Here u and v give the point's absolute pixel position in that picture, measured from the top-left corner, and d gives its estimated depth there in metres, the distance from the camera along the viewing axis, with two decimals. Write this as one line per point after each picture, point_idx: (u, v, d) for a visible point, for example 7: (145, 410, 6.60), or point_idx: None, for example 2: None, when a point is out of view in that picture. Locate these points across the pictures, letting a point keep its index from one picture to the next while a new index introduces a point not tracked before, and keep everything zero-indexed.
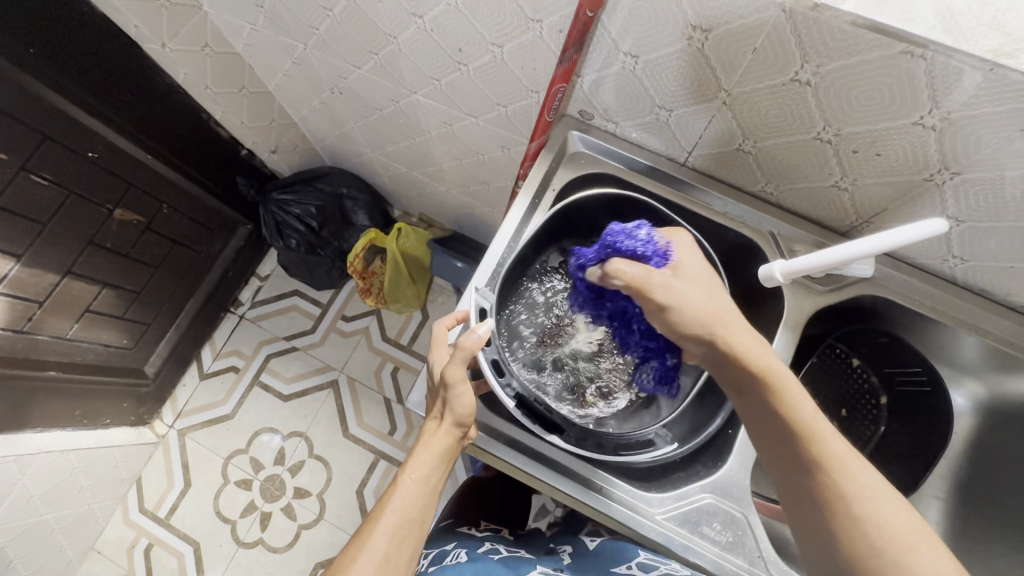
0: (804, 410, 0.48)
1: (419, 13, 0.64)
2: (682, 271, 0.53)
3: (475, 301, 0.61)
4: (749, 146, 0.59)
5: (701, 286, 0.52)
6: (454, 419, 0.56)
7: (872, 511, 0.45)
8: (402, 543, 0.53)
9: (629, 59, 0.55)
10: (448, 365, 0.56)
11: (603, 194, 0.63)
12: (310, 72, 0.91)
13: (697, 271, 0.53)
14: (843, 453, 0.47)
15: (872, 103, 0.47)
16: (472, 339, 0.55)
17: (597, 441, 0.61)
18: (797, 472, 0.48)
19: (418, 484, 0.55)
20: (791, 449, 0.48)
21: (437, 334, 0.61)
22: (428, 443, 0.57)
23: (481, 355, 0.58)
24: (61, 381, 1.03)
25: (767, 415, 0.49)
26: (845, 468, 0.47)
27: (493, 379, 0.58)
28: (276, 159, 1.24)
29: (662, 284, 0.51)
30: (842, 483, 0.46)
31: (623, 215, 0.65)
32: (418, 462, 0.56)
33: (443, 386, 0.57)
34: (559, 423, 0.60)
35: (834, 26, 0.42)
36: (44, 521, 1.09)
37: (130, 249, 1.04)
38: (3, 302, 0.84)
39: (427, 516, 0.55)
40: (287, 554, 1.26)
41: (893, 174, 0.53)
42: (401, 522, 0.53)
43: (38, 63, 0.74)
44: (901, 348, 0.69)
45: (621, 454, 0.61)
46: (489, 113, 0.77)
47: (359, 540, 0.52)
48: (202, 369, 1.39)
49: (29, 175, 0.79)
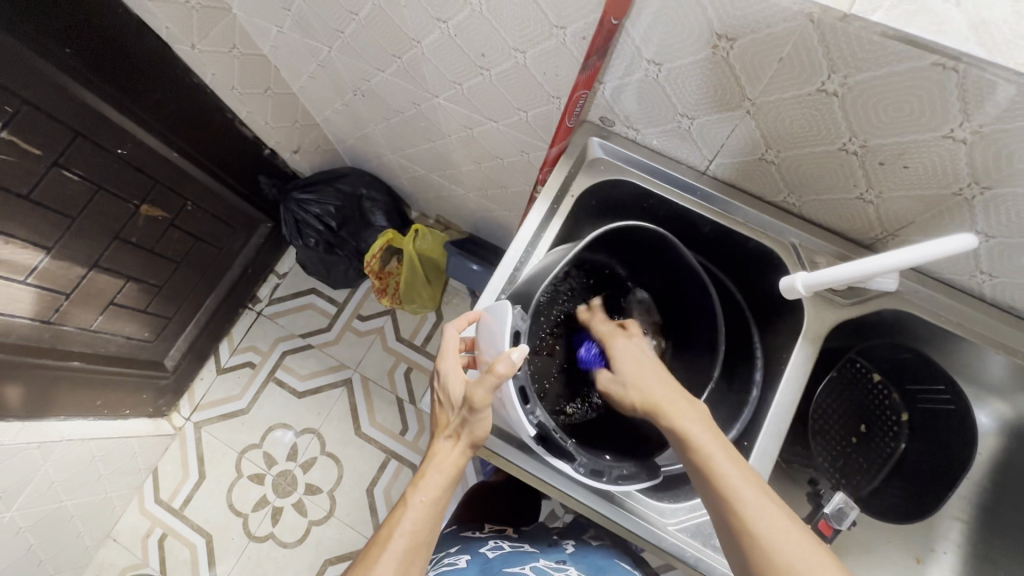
0: (720, 457, 0.50)
1: (443, 19, 0.64)
2: (619, 357, 0.61)
3: (510, 322, 0.56)
4: (772, 156, 0.58)
5: (637, 366, 0.59)
6: (470, 440, 0.59)
7: (789, 558, 0.44)
8: (409, 567, 0.55)
9: (652, 67, 0.55)
10: (474, 388, 0.55)
11: (621, 227, 0.62)
12: (334, 74, 0.92)
13: (638, 357, 0.61)
14: (760, 500, 0.47)
15: (900, 114, 0.46)
16: (506, 365, 0.52)
17: (599, 471, 0.59)
18: (717, 515, 0.49)
19: (428, 507, 0.57)
20: (710, 495, 0.49)
21: (446, 344, 0.60)
22: (441, 464, 0.59)
23: (510, 383, 0.54)
24: (84, 371, 1.06)
25: (689, 464, 0.51)
26: (762, 516, 0.46)
27: (518, 406, 0.55)
28: (298, 159, 1.27)
29: (609, 379, 0.60)
30: (759, 529, 0.46)
31: (636, 240, 0.66)
32: (428, 484, 0.58)
33: (466, 407, 0.58)
34: (571, 451, 0.58)
35: (863, 37, 0.41)
36: (63, 507, 1.12)
37: (155, 244, 1.06)
38: (32, 293, 0.87)
39: (431, 539, 0.58)
40: (296, 550, 1.27)
41: (921, 187, 0.52)
42: (409, 546, 0.55)
43: (73, 62, 0.76)
44: (924, 364, 0.68)
45: (625, 484, 0.58)
46: (510, 118, 0.78)
47: (368, 562, 0.54)
48: (219, 364, 1.41)
49: (62, 170, 0.82)
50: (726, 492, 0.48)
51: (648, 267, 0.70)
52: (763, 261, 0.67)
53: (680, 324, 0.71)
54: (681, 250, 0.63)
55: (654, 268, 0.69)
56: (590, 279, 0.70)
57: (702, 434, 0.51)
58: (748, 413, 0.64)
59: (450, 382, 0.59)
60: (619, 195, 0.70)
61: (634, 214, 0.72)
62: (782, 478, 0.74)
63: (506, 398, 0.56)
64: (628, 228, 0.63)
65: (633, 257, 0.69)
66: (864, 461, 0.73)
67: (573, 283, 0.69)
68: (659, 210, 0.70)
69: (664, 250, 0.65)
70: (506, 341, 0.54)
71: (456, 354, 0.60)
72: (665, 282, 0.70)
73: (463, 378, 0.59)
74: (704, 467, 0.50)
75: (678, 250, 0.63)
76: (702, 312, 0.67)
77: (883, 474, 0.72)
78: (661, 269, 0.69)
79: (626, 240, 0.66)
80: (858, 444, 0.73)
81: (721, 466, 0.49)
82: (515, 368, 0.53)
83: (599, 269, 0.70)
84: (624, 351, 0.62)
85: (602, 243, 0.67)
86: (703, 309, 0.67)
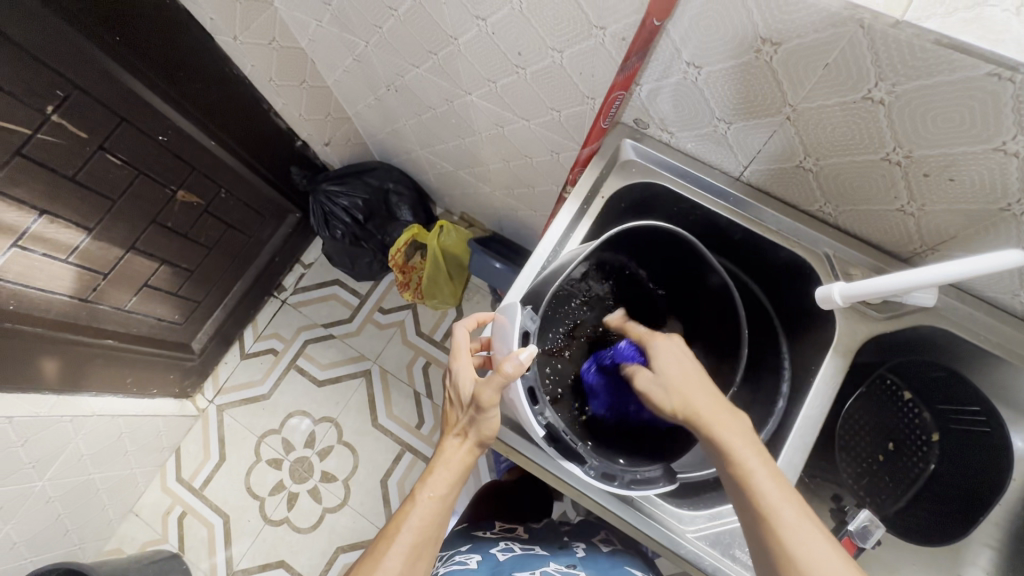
0: (760, 476, 0.49)
1: (482, 16, 0.65)
2: (661, 358, 0.59)
3: (520, 321, 0.56)
4: (811, 164, 0.57)
5: (675, 369, 0.58)
6: (478, 438, 0.59)
7: None
8: (415, 563, 0.55)
9: (692, 70, 0.54)
10: (483, 388, 0.56)
11: (637, 226, 0.62)
12: (369, 69, 0.94)
13: (676, 361, 0.59)
14: (799, 521, 0.47)
15: (949, 125, 0.45)
16: (513, 365, 0.52)
17: (612, 475, 0.58)
18: (752, 531, 0.49)
19: (435, 503, 0.58)
20: (747, 515, 0.49)
21: (456, 342, 0.61)
22: (448, 460, 0.60)
23: (518, 382, 0.55)
24: (117, 350, 1.09)
25: (727, 480, 0.51)
26: (802, 539, 0.46)
27: (528, 408, 0.55)
28: (329, 151, 1.29)
29: (649, 380, 0.58)
30: (798, 554, 0.46)
31: (655, 237, 0.64)
32: (436, 480, 0.59)
33: (474, 405, 0.58)
34: (581, 453, 0.58)
35: (915, 45, 0.40)
36: (91, 480, 1.16)
37: (189, 230, 1.09)
38: (73, 271, 0.90)
39: (437, 536, 0.58)
40: (310, 535, 1.30)
41: (964, 201, 0.50)
42: (416, 541, 0.56)
43: (121, 51, 0.79)
44: (960, 384, 0.64)
45: (637, 489, 0.58)
46: (543, 117, 0.77)
47: (375, 556, 0.55)
48: (243, 349, 1.44)
49: (106, 153, 0.85)
50: (767, 513, 0.48)
51: (671, 270, 0.69)
52: (794, 270, 0.66)
53: (703, 325, 0.70)
54: (691, 242, 0.61)
55: (677, 274, 0.69)
56: (610, 280, 0.69)
57: (743, 450, 0.51)
58: (773, 424, 0.64)
59: (462, 380, 0.60)
60: (650, 198, 0.69)
61: (664, 217, 0.72)
62: (803, 493, 0.72)
63: (515, 400, 0.56)
64: (636, 228, 0.63)
65: (655, 261, 0.69)
66: (890, 480, 0.71)
67: (592, 282, 0.68)
68: (689, 214, 0.69)
69: (689, 256, 0.64)
70: (515, 341, 0.55)
71: (468, 353, 0.61)
72: (686, 285, 0.69)
73: (474, 377, 0.60)
74: (743, 486, 0.49)
75: (692, 244, 0.61)
76: (724, 313, 0.67)
77: (909, 496, 0.69)
78: (679, 271, 0.68)
79: (650, 242, 0.66)
80: (884, 463, 0.71)
81: (761, 483, 0.49)
82: (522, 369, 0.53)
83: (620, 270, 0.69)
84: (665, 353, 0.59)
85: (626, 241, 0.65)
86: (725, 310, 0.66)
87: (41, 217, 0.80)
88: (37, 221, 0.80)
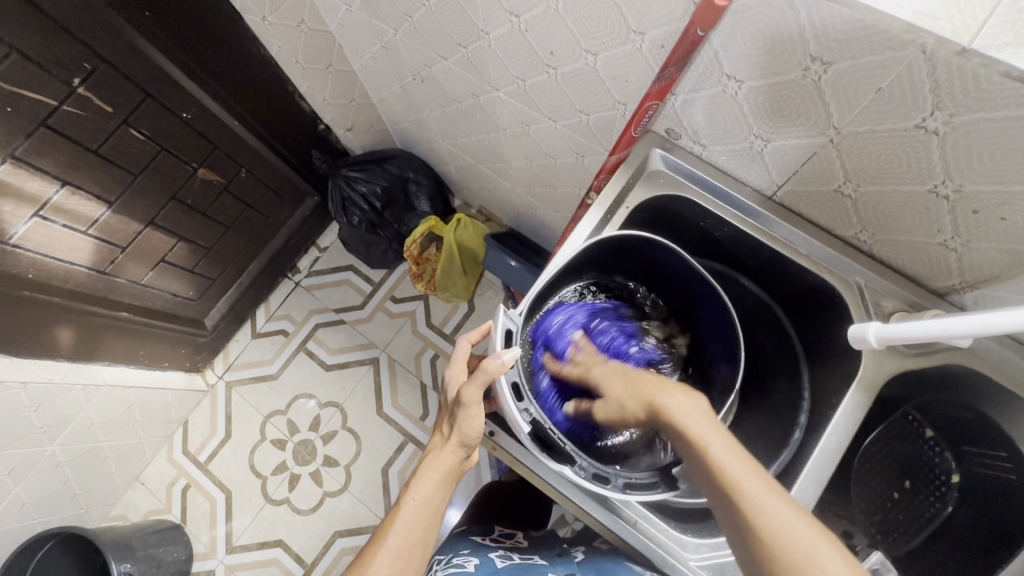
0: (724, 454, 0.45)
1: (516, 13, 0.63)
2: (603, 379, 0.59)
3: (503, 322, 0.57)
4: (851, 190, 0.54)
5: (621, 379, 0.57)
6: (460, 438, 0.59)
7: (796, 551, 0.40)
8: (406, 567, 0.53)
9: (732, 83, 0.52)
10: (465, 387, 0.56)
11: (623, 235, 0.62)
12: (396, 56, 0.93)
13: (616, 372, 0.59)
14: (773, 500, 0.43)
15: (1008, 161, 0.42)
16: (495, 364, 0.53)
17: (605, 477, 0.58)
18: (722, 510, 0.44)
19: (423, 504, 0.57)
20: (713, 491, 0.45)
21: (458, 351, 0.61)
22: (433, 462, 0.59)
23: (503, 380, 0.55)
24: (131, 323, 1.10)
25: (689, 458, 0.47)
26: (768, 511, 0.42)
27: (513, 404, 0.55)
28: (350, 137, 1.28)
29: (601, 407, 0.58)
30: (778, 541, 0.41)
31: (638, 252, 0.65)
32: (422, 483, 0.58)
33: (458, 404, 0.58)
34: (570, 453, 0.57)
35: (981, 75, 0.37)
36: (100, 447, 1.17)
37: (207, 208, 1.09)
38: (91, 243, 0.91)
39: (429, 540, 0.57)
40: (309, 517, 1.31)
41: (1015, 242, 0.47)
42: (404, 545, 0.54)
43: (149, 25, 0.78)
44: (983, 427, 0.61)
45: (630, 493, 0.56)
46: (570, 118, 0.75)
47: (363, 562, 0.53)
48: (255, 329, 1.45)
49: (130, 129, 0.85)
50: (739, 498, 0.43)
51: (674, 292, 0.70)
52: (822, 296, 0.63)
53: (706, 349, 0.70)
54: (688, 261, 0.61)
55: (677, 288, 0.69)
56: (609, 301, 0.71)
57: (700, 428, 0.48)
58: (786, 456, 0.65)
59: (453, 387, 0.60)
60: (676, 211, 0.67)
61: (688, 230, 0.70)
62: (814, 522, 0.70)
63: (501, 399, 0.56)
64: (637, 239, 0.62)
65: (652, 277, 0.69)
66: (903, 517, 0.68)
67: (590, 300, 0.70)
68: (715, 230, 0.67)
69: (689, 269, 0.63)
70: (497, 343, 0.56)
71: (463, 361, 0.61)
72: (685, 301, 0.69)
73: (465, 381, 0.60)
74: (707, 467, 0.45)
75: (689, 264, 0.62)
76: (724, 334, 0.66)
77: (920, 536, 0.67)
78: (680, 287, 0.68)
79: (651, 255, 0.65)
80: (898, 501, 0.68)
81: (725, 462, 0.45)
82: (505, 369, 0.53)
83: (617, 291, 0.71)
84: (605, 374, 0.60)
85: (621, 258, 0.67)
86: (727, 332, 0.65)
87: (63, 188, 0.80)
88: (58, 192, 0.80)
